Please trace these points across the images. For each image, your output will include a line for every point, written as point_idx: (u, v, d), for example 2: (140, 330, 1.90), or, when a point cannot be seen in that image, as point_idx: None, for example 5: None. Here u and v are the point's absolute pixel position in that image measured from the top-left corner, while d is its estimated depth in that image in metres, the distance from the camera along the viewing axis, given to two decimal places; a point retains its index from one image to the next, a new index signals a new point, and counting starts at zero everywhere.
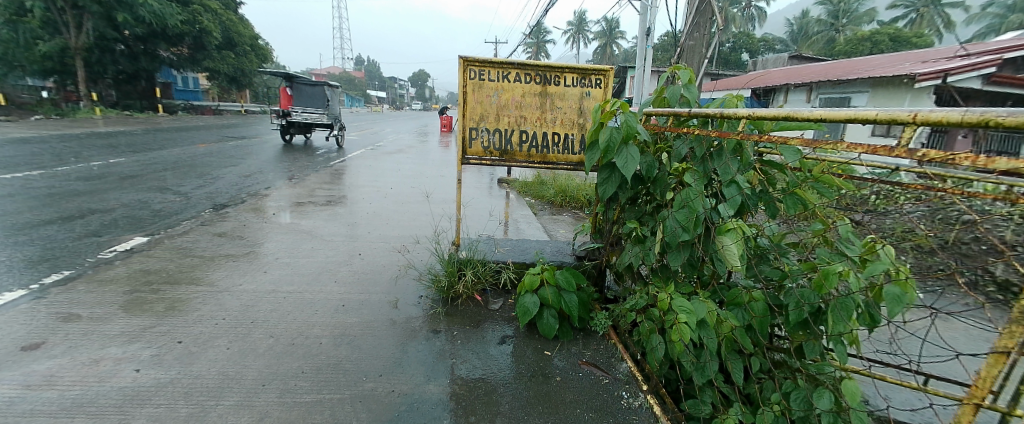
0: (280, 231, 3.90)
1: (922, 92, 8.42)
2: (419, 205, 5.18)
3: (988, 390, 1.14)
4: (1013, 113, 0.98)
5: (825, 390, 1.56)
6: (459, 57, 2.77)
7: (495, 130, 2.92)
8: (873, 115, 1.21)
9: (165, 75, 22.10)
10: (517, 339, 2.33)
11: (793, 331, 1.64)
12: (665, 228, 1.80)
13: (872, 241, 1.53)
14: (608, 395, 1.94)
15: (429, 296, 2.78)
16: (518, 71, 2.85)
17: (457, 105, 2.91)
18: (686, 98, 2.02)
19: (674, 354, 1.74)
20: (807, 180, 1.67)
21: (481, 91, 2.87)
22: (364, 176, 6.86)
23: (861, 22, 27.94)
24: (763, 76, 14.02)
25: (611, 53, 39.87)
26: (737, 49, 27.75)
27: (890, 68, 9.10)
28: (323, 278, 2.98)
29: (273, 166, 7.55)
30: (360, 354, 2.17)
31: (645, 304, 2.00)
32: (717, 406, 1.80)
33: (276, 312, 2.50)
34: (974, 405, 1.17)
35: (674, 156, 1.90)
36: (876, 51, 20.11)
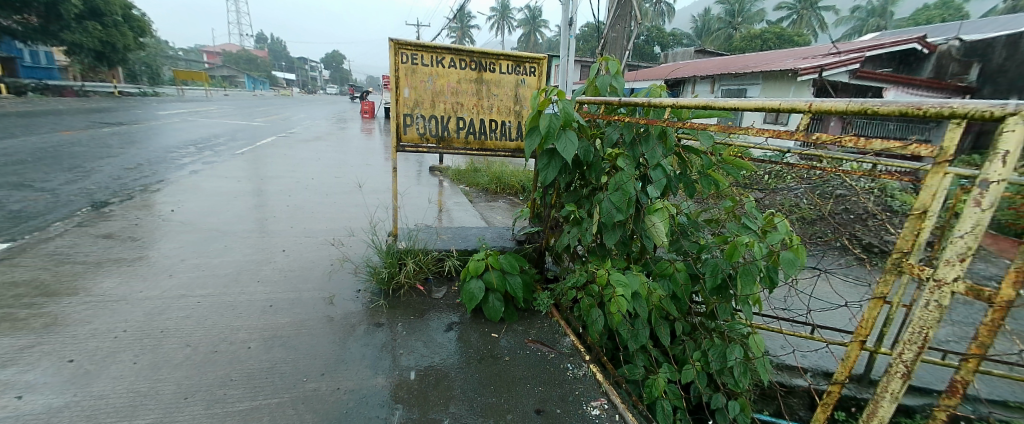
0: (182, 229, 3.64)
1: (803, 86, 9.45)
2: (347, 195, 5.04)
3: (871, 330, 1.29)
4: (883, 102, 1.18)
5: (737, 344, 1.81)
6: (391, 39, 2.73)
7: (431, 116, 2.93)
8: (775, 105, 1.40)
9: (1, 46, 19.00)
10: (464, 325, 2.41)
11: (709, 296, 1.87)
12: (601, 210, 1.93)
13: (772, 214, 1.77)
14: (554, 368, 2.08)
15: (368, 289, 2.76)
16: (453, 56, 2.86)
17: (390, 91, 2.85)
18: (615, 88, 2.16)
19: (612, 324, 1.90)
20: (718, 162, 1.89)
21: (415, 75, 2.85)
22: (277, 167, 6.49)
23: (753, 21, 30.82)
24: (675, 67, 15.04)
25: (533, 41, 40.50)
26: (651, 41, 29.39)
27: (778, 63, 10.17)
28: (243, 278, 2.85)
29: (164, 157, 6.90)
30: (295, 355, 2.13)
31: (584, 281, 2.13)
32: (650, 367, 2.01)
33: (191, 319, 2.37)
34: (859, 342, 1.31)
35: (607, 141, 2.04)
36: (766, 47, 22.36)
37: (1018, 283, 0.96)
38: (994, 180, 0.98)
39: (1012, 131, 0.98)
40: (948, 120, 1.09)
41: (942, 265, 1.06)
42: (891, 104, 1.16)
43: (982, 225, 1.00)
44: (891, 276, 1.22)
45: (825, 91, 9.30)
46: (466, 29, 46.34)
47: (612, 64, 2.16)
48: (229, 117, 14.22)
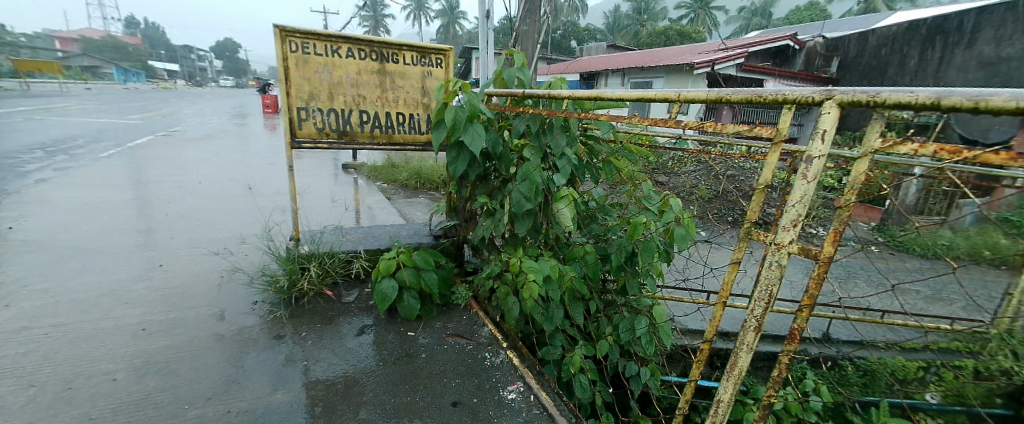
0: (29, 249, 3.14)
1: (700, 79, 10.23)
2: (242, 199, 4.66)
3: (728, 292, 1.34)
4: (733, 91, 1.31)
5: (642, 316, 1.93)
6: (274, 25, 2.53)
7: (329, 110, 2.78)
8: (656, 95, 1.52)
9: None
10: (378, 326, 2.34)
11: (618, 274, 1.98)
12: (511, 200, 1.96)
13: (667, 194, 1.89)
14: (472, 358, 2.10)
15: (267, 300, 2.56)
16: (351, 47, 2.75)
17: (278, 83, 2.65)
18: (522, 80, 2.20)
19: (526, 310, 1.95)
20: (619, 150, 2.01)
21: (308, 66, 2.68)
22: (159, 170, 5.84)
23: (659, 18, 32.81)
24: (587, 62, 15.67)
25: (452, 33, 40.00)
26: (568, 36, 30.28)
27: (679, 58, 10.93)
28: (110, 300, 2.52)
29: (9, 164, 5.91)
30: (176, 381, 1.94)
31: (500, 270, 2.16)
32: (566, 346, 2.09)
33: (38, 354, 2.06)
34: (721, 304, 1.36)
35: (514, 132, 2.08)
36: (671, 43, 23.94)
37: (836, 242, 1.11)
38: (816, 156, 1.11)
39: (829, 113, 1.10)
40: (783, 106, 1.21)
41: (781, 230, 1.17)
42: (740, 93, 1.30)
43: (808, 196, 1.13)
44: (742, 242, 1.27)
45: (718, 84, 10.16)
46: (379, 19, 44.64)
47: (518, 56, 2.20)
48: (101, 114, 12.55)
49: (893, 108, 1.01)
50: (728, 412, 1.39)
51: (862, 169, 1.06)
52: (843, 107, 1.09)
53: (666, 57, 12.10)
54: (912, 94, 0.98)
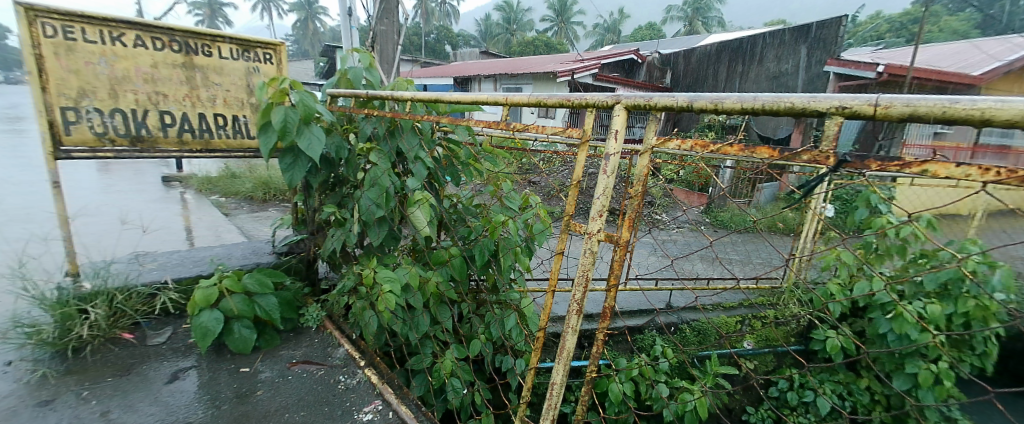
0: None
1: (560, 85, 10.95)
2: (19, 226, 3.74)
3: (555, 278, 1.42)
4: (549, 95, 1.40)
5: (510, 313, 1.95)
6: (18, 4, 2.12)
7: (114, 112, 2.46)
8: (487, 99, 1.60)
9: None
10: (202, 367, 2.04)
11: (485, 272, 2.03)
12: (361, 208, 1.84)
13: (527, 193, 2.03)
14: (326, 385, 1.95)
15: (29, 356, 2.02)
16: (141, 35, 2.47)
17: (31, 76, 2.24)
18: (370, 80, 2.10)
19: (384, 322, 1.85)
20: (478, 152, 2.06)
21: (77, 54, 2.33)
22: None
23: (528, 28, 34.47)
24: (461, 69, 15.86)
25: (314, 31, 37.30)
26: (440, 40, 30.27)
27: (545, 67, 11.61)
28: None
29: None
30: None
31: (353, 284, 2.00)
32: (437, 351, 2.04)
33: None
34: (550, 291, 1.44)
35: (361, 136, 1.95)
36: (539, 53, 25.36)
37: (631, 227, 1.26)
38: (614, 154, 1.23)
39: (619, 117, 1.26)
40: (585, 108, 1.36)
41: (590, 220, 1.28)
42: (552, 97, 1.41)
43: (608, 187, 1.26)
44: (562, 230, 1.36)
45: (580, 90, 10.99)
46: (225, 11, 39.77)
47: (364, 56, 2.10)
48: None
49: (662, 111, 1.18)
50: (561, 394, 1.47)
51: (645, 163, 1.24)
52: (629, 111, 1.26)
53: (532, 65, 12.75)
54: (673, 99, 1.13)
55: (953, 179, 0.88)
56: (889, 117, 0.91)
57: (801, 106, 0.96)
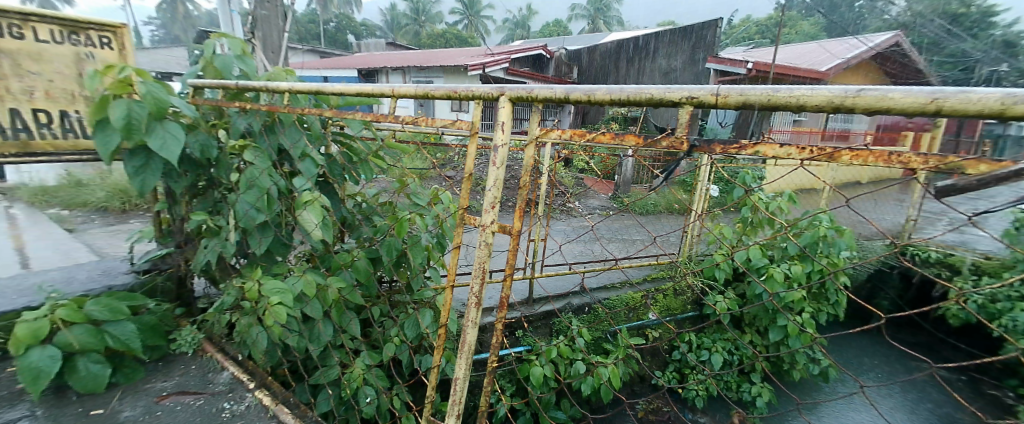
0: None
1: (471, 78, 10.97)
2: None
3: (453, 273, 1.49)
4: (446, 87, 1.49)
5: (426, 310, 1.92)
6: None
7: None
8: (373, 90, 1.52)
9: None
10: (43, 415, 1.78)
11: (397, 272, 1.98)
12: (237, 214, 1.73)
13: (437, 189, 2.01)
14: (207, 414, 1.81)
15: None
16: None
17: None
18: (243, 69, 2.00)
19: (275, 339, 1.71)
20: (380, 147, 1.98)
21: None
22: None
23: (435, 20, 33.93)
24: (365, 60, 15.17)
25: (192, 16, 33.47)
26: (341, 30, 28.84)
27: (455, 60, 11.52)
28: None
29: None
30: None
31: (234, 300, 1.83)
32: (346, 361, 1.94)
33: None
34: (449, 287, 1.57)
35: (232, 131, 1.81)
36: (448, 46, 25.18)
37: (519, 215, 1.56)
38: (501, 145, 1.39)
39: (503, 107, 1.40)
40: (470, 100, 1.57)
41: (486, 212, 1.45)
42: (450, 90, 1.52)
43: (499, 178, 1.43)
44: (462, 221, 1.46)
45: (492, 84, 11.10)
46: None
47: (232, 43, 2.00)
48: None
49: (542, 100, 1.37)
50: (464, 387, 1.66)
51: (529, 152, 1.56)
52: (513, 103, 1.40)
53: (442, 58, 12.59)
54: (552, 91, 1.35)
55: (779, 156, 1.09)
56: (730, 103, 1.09)
57: (658, 96, 1.18)
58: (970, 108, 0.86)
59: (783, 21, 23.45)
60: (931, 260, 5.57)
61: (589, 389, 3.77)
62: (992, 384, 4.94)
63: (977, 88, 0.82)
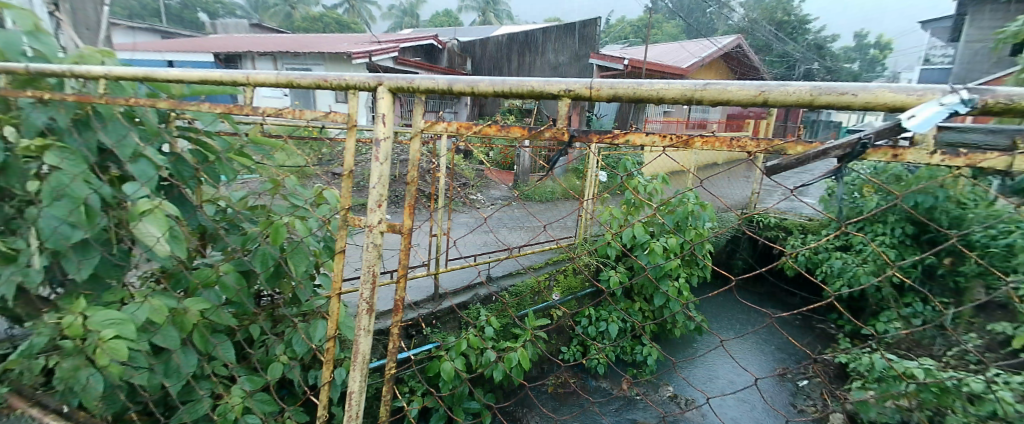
0: None
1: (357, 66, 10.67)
2: None
3: (338, 282, 1.71)
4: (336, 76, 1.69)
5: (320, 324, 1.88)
6: None
7: None
8: (223, 79, 1.48)
9: None
10: None
11: (275, 284, 1.92)
12: (43, 233, 1.65)
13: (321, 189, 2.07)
14: None
15: None
16: None
17: None
18: (41, 51, 1.87)
19: (115, 379, 1.60)
20: (241, 144, 1.96)
21: None
22: None
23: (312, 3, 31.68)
24: (229, 43, 13.81)
25: None
26: (188, 5, 26.12)
27: (333, 48, 11.02)
28: None
29: None
30: None
31: (50, 339, 1.69)
32: (218, 391, 1.85)
33: None
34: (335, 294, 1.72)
35: (29, 128, 1.68)
36: (326, 30, 23.76)
37: (410, 215, 1.69)
38: (381, 138, 1.66)
39: (383, 96, 1.67)
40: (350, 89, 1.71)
41: (371, 213, 1.70)
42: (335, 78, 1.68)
43: (382, 174, 1.69)
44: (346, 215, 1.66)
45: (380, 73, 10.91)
46: None
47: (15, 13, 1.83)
48: None
49: (425, 91, 1.64)
50: (360, 393, 1.79)
51: (416, 145, 1.69)
52: (390, 92, 1.67)
53: (319, 45, 11.98)
54: (433, 83, 1.62)
55: (647, 143, 1.37)
56: (603, 94, 1.38)
57: (538, 88, 1.46)
58: (790, 99, 1.20)
59: (652, 21, 25.83)
60: (772, 224, 6.75)
61: (501, 375, 3.81)
62: (822, 322, 5.93)
63: (793, 83, 1.17)
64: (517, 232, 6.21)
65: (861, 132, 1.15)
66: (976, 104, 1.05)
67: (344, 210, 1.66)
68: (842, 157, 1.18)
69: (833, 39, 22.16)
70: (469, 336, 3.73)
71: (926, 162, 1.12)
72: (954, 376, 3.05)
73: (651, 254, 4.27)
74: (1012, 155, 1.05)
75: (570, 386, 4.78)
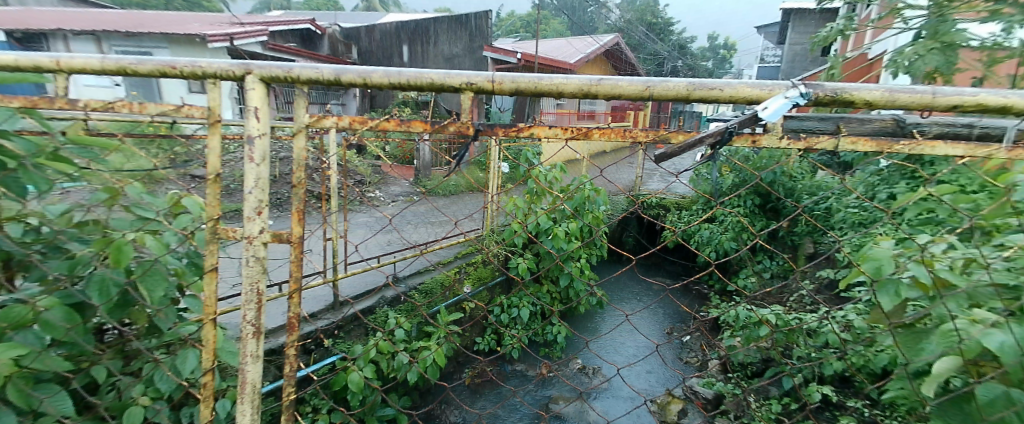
0: None
1: (216, 50, 9.69)
2: None
3: (212, 305, 1.54)
4: (188, 64, 1.44)
5: (190, 350, 1.76)
6: None
7: None
8: (37, 64, 1.46)
9: None
10: None
11: (124, 315, 1.72)
12: None
13: (176, 195, 1.92)
14: None
15: None
16: None
17: None
18: None
19: None
20: (61, 145, 1.66)
21: None
22: None
23: None
24: (27, 19, 11.33)
25: None
26: None
27: (183, 28, 9.75)
28: None
29: None
30: None
31: None
32: None
33: None
34: (209, 319, 1.54)
35: None
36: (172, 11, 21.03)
37: (300, 221, 1.52)
38: (256, 135, 1.45)
39: (253, 87, 1.46)
40: (207, 79, 1.47)
41: (248, 222, 1.48)
42: (184, 65, 1.44)
43: (259, 176, 1.47)
44: (213, 224, 1.49)
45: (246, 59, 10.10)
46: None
47: None
48: None
49: (306, 81, 1.46)
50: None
51: (300, 142, 1.50)
52: (263, 82, 1.46)
53: (162, 25, 10.55)
54: (318, 72, 1.44)
55: (550, 136, 1.43)
56: (506, 87, 1.40)
57: (439, 81, 1.40)
58: (670, 94, 1.33)
59: (539, 16, 26.64)
60: (655, 205, 7.38)
61: (417, 377, 3.70)
62: (698, 284, 6.64)
63: (672, 80, 1.30)
64: (416, 227, 6.08)
65: (727, 122, 1.33)
66: (811, 97, 1.28)
67: (212, 220, 1.51)
68: (716, 144, 1.37)
69: (690, 41, 25.07)
70: (377, 342, 3.56)
71: (777, 145, 1.36)
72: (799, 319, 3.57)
73: (554, 239, 4.43)
74: (837, 137, 1.33)
75: (487, 375, 4.75)
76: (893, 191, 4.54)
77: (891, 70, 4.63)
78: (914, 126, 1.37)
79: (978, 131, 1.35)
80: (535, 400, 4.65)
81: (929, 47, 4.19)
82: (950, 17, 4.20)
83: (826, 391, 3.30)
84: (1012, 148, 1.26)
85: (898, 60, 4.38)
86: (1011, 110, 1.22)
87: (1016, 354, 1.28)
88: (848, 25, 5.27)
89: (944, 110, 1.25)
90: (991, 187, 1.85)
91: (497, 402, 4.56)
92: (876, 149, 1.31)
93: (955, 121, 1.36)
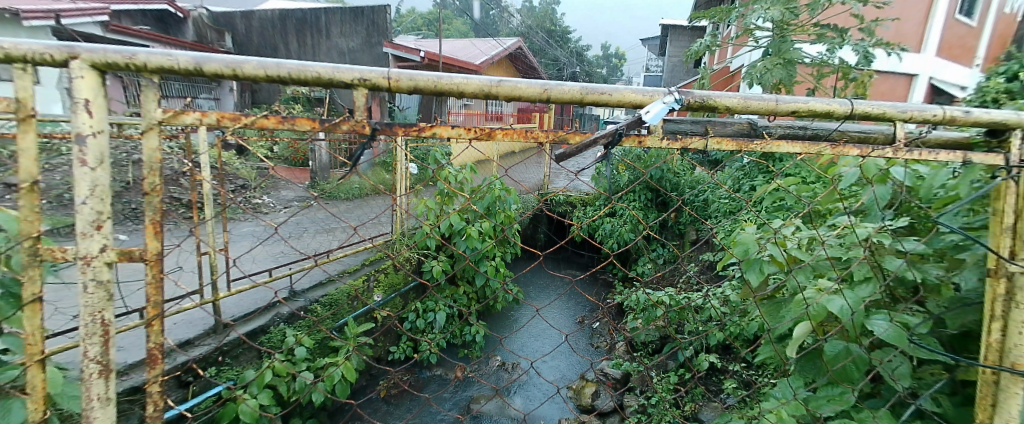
0: None
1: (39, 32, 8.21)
2: None
3: (39, 342, 1.28)
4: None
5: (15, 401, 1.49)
6: None
7: None
8: None
9: None
10: None
11: None
12: None
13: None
14: None
15: None
16: None
17: None
18: None
19: None
20: None
21: None
22: None
23: None
24: None
25: None
26: None
27: None
28: None
29: None
30: None
31: None
32: None
33: None
34: (36, 360, 1.28)
35: None
36: None
37: (157, 235, 1.27)
38: (88, 132, 1.20)
39: (81, 75, 1.19)
40: (13, 66, 1.19)
41: (81, 239, 1.21)
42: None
43: (96, 182, 1.21)
44: (33, 241, 1.23)
45: (80, 42, 8.82)
46: None
47: None
48: None
49: (156, 70, 1.23)
50: None
51: (153, 142, 1.25)
52: (97, 70, 1.21)
53: None
54: (173, 60, 1.22)
55: (453, 136, 1.35)
56: (403, 86, 1.29)
57: (327, 75, 1.26)
58: (564, 97, 1.33)
59: (440, 17, 26.34)
60: (560, 202, 7.63)
61: (322, 396, 3.42)
62: (602, 273, 6.96)
63: (565, 83, 1.30)
64: (315, 235, 5.65)
65: (616, 124, 1.37)
66: (683, 103, 1.36)
67: (29, 240, 1.25)
68: (608, 144, 1.39)
69: (584, 49, 26.61)
70: (273, 363, 3.22)
71: (659, 146, 1.43)
72: (685, 298, 3.85)
73: (467, 241, 4.35)
74: (705, 138, 1.43)
75: (402, 384, 4.53)
76: (753, 184, 5.11)
77: (747, 81, 5.20)
78: (764, 128, 1.50)
79: (811, 132, 1.51)
80: (453, 402, 4.52)
81: (775, 63, 4.80)
82: (789, 37, 4.84)
83: (712, 359, 3.58)
84: (835, 146, 1.44)
85: (752, 72, 4.98)
86: (833, 115, 1.40)
87: (849, 314, 1.52)
88: (713, 41, 5.85)
89: (784, 115, 1.39)
90: (818, 186, 2.14)
91: (414, 410, 4.36)
92: (736, 148, 1.44)
93: (793, 123, 1.50)
